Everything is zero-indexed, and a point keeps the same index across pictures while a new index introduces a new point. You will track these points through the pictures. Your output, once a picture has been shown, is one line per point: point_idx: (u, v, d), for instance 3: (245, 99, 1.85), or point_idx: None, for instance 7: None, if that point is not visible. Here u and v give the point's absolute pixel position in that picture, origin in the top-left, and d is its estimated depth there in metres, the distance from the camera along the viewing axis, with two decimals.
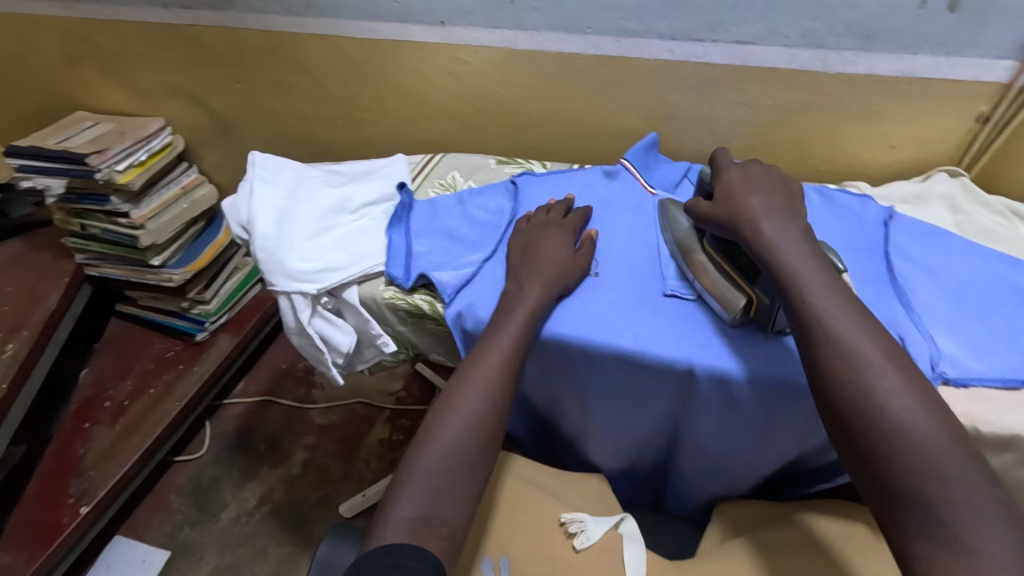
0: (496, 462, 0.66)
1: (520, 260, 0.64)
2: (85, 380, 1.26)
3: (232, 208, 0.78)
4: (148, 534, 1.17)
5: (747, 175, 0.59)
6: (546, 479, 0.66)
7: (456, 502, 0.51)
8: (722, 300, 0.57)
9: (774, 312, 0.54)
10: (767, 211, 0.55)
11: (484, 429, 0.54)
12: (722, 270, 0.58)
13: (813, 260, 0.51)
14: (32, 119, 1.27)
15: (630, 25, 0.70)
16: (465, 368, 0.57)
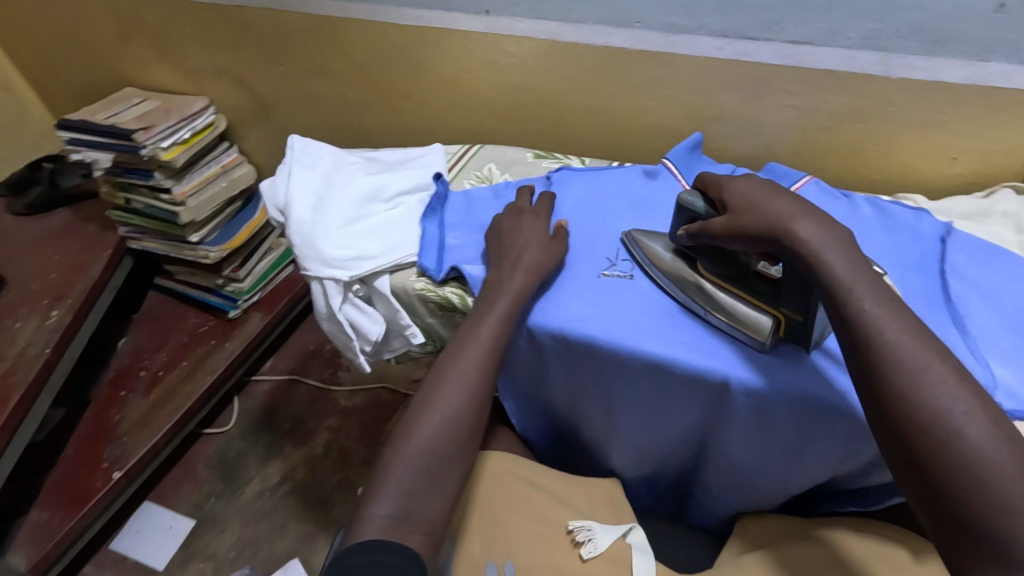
0: (499, 461, 0.65)
1: (496, 249, 0.65)
2: (123, 349, 1.30)
3: (270, 190, 0.79)
4: (175, 502, 1.21)
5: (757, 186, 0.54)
6: (552, 483, 0.65)
7: (433, 499, 0.53)
8: (745, 325, 0.55)
9: (807, 327, 0.53)
10: (798, 212, 0.50)
11: (462, 417, 0.56)
12: (733, 293, 0.56)
13: (866, 275, 0.47)
14: (84, 93, 1.31)
15: (680, 21, 0.68)
16: (438, 371, 0.58)
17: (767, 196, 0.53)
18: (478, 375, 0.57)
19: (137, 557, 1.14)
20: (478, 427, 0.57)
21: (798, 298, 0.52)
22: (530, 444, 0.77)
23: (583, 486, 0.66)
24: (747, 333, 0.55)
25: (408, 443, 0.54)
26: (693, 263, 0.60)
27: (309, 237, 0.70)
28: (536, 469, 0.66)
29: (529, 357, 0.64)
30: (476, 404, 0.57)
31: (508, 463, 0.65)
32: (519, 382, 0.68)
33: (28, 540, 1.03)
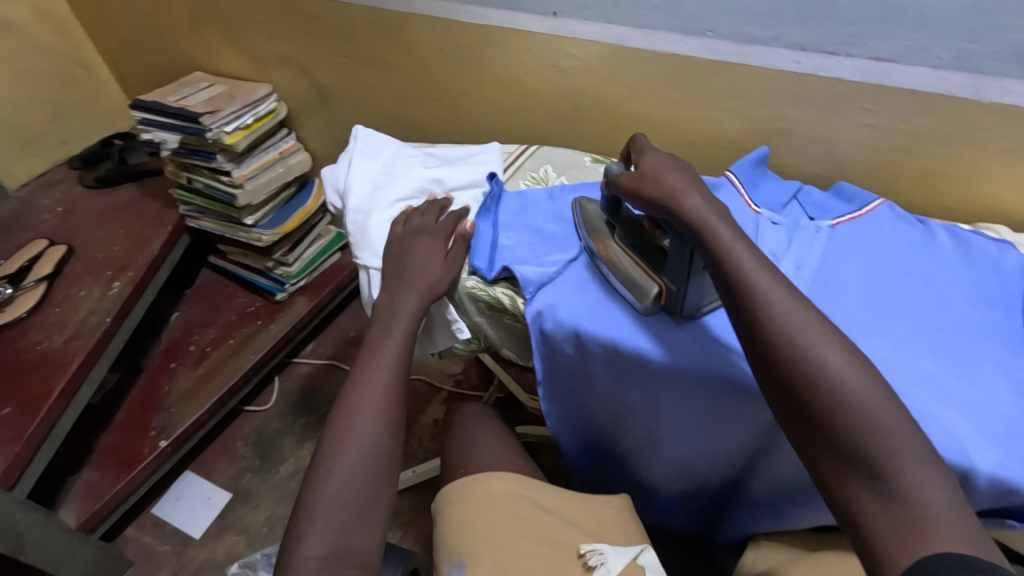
0: (498, 476, 0.65)
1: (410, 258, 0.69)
2: (174, 323, 1.35)
3: (332, 175, 0.84)
4: (214, 475, 1.25)
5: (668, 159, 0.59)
6: (559, 505, 0.65)
7: (369, 528, 0.54)
8: (634, 289, 0.59)
9: (681, 298, 0.57)
10: (687, 187, 0.55)
11: (379, 443, 0.58)
12: (633, 261, 0.61)
13: (744, 244, 0.51)
14: (157, 75, 1.36)
15: (755, 32, 0.66)
16: (348, 399, 0.61)
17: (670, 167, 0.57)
18: (384, 400, 0.61)
19: (175, 525, 1.19)
20: (395, 446, 0.59)
21: (676, 270, 0.56)
22: (567, 457, 0.75)
23: (584, 504, 0.66)
24: (633, 297, 0.59)
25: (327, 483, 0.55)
26: (612, 232, 0.64)
27: (361, 226, 0.76)
28: (536, 488, 0.66)
29: (574, 361, 0.63)
30: (391, 427, 0.60)
31: (511, 485, 0.65)
32: (561, 389, 0.67)
33: (79, 498, 1.08)
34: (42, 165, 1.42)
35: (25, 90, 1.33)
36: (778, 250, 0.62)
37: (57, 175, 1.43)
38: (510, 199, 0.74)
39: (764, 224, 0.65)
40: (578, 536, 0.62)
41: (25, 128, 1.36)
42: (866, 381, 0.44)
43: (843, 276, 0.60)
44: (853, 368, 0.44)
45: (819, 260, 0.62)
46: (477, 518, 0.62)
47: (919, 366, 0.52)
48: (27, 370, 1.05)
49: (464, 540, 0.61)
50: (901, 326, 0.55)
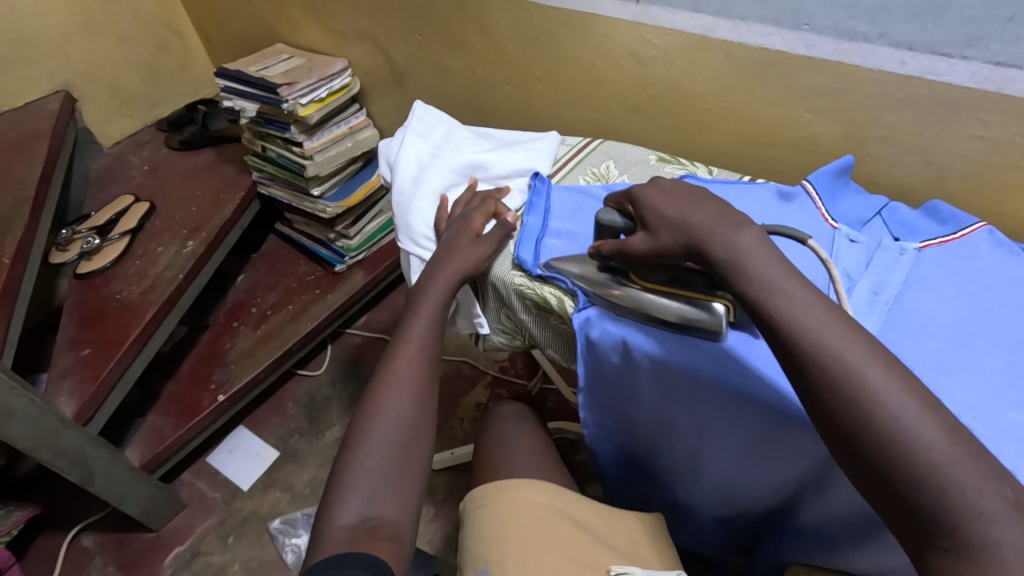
0: (534, 484, 0.65)
1: (446, 248, 0.69)
2: (240, 283, 1.42)
3: (386, 150, 0.85)
4: (265, 432, 1.31)
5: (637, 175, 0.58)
6: (596, 524, 0.64)
7: (399, 498, 0.55)
8: (700, 320, 0.54)
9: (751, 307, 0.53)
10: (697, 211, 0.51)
11: (411, 416, 0.60)
12: (678, 298, 0.56)
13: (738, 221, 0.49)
14: (242, 44, 1.42)
15: (858, 27, 0.61)
16: (386, 375, 0.63)
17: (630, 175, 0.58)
18: (413, 373, 0.62)
19: (226, 475, 1.25)
20: (424, 420, 0.61)
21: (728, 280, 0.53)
22: (601, 468, 0.73)
23: (618, 524, 0.64)
24: (710, 325, 0.54)
25: (357, 461, 0.57)
26: (626, 276, 0.59)
27: (405, 210, 0.77)
28: (572, 503, 0.65)
29: (621, 370, 0.61)
30: (422, 400, 0.61)
31: (546, 497, 0.64)
32: (603, 398, 0.65)
33: (143, 440, 1.15)
34: (134, 125, 1.52)
35: (124, 53, 1.41)
36: (853, 271, 0.58)
37: (146, 135, 1.52)
38: (557, 194, 0.73)
39: (841, 240, 0.60)
40: (609, 559, 0.60)
41: (122, 88, 1.45)
42: (895, 381, 0.40)
43: (926, 306, 0.54)
44: (878, 375, 0.40)
45: (901, 286, 0.56)
46: (512, 521, 0.62)
47: (1007, 418, 0.46)
48: (106, 316, 1.13)
49: (493, 546, 0.60)
50: (993, 370, 0.49)
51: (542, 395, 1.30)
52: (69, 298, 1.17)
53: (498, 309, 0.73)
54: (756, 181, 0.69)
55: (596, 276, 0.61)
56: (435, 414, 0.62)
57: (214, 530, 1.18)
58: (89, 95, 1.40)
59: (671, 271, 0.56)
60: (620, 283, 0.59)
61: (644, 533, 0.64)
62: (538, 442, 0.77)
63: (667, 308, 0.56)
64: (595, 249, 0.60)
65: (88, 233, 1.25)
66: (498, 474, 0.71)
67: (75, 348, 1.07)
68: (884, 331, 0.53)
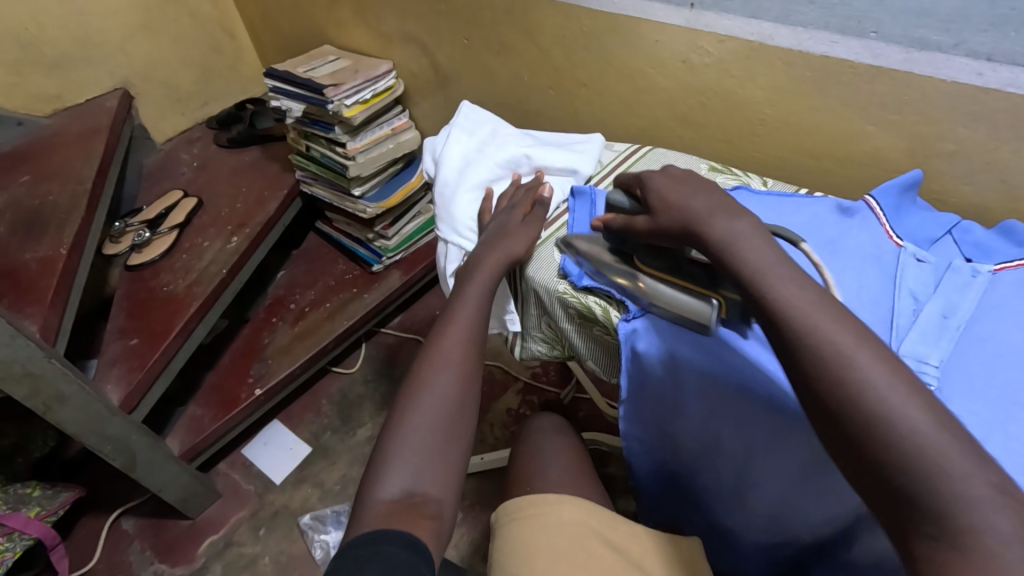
0: (565, 500, 0.64)
1: (486, 255, 0.68)
2: (280, 281, 1.44)
3: (432, 145, 0.85)
4: (298, 427, 1.33)
5: (669, 179, 0.56)
6: (631, 546, 0.61)
7: (440, 477, 0.55)
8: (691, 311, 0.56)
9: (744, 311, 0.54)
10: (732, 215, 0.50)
11: (455, 395, 0.60)
12: (673, 284, 0.58)
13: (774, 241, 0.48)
14: (291, 45, 1.44)
15: (930, 36, 0.58)
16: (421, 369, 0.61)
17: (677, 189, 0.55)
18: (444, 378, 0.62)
19: (260, 467, 1.28)
20: (469, 400, 0.60)
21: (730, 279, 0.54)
22: (640, 485, 0.71)
23: (651, 545, 0.62)
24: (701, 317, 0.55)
25: (401, 431, 0.57)
26: (630, 258, 0.62)
27: (448, 202, 0.77)
28: (606, 522, 0.63)
29: (665, 386, 0.60)
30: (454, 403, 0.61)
31: (580, 515, 0.63)
32: (645, 413, 0.63)
33: (183, 429, 1.18)
34: (186, 122, 1.56)
35: (179, 53, 1.46)
36: (921, 293, 0.55)
37: (196, 133, 1.57)
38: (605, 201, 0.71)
39: (907, 259, 0.57)
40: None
41: (176, 87, 1.50)
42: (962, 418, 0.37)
43: (1002, 334, 0.51)
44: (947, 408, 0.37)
45: (973, 311, 0.53)
46: (548, 534, 0.61)
47: None
48: (155, 306, 1.16)
49: (523, 562, 0.59)
50: None
51: (574, 404, 1.29)
52: (119, 289, 1.21)
53: (539, 316, 0.72)
54: (813, 196, 0.66)
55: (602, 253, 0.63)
56: (477, 400, 0.61)
57: (247, 521, 1.20)
58: (146, 93, 1.45)
59: (671, 259, 0.58)
60: (625, 263, 0.62)
61: (682, 559, 0.61)
62: (572, 456, 0.76)
63: (658, 291, 0.58)
64: (598, 224, 0.63)
65: (139, 226, 1.30)
66: (530, 487, 0.70)
67: (124, 337, 1.11)
68: (953, 360, 0.50)
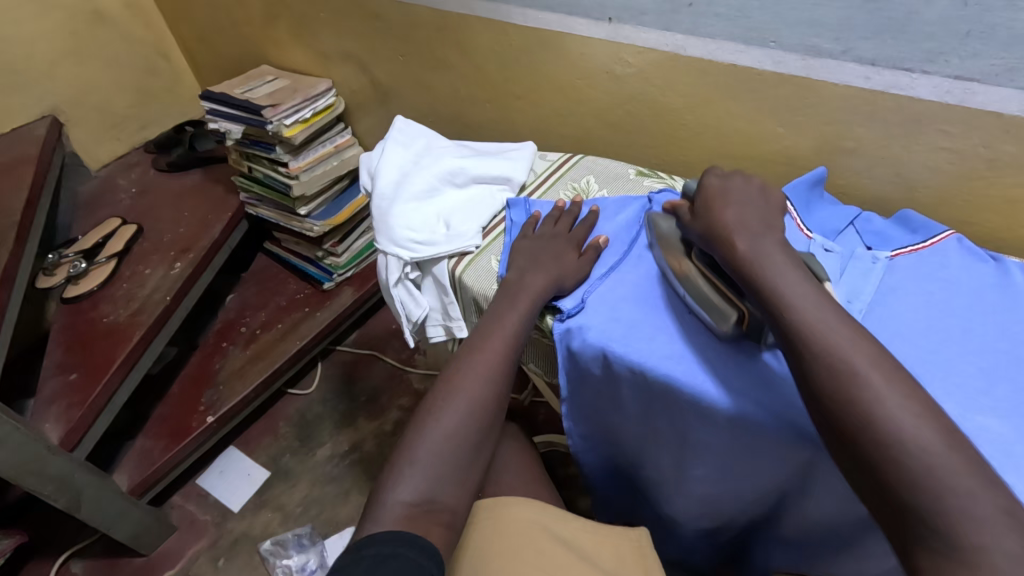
0: (510, 500, 0.66)
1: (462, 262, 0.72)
2: (231, 303, 1.42)
3: (367, 162, 0.85)
4: (256, 452, 1.31)
5: (731, 189, 0.58)
6: (582, 540, 0.64)
7: (455, 487, 0.56)
8: (715, 312, 0.54)
9: (764, 327, 0.52)
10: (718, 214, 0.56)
11: (485, 402, 0.60)
12: (712, 283, 0.56)
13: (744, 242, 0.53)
14: (229, 65, 1.43)
15: (821, 44, 0.62)
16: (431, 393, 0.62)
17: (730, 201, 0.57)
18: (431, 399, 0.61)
19: (217, 496, 1.25)
20: (497, 411, 0.61)
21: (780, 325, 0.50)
22: (589, 479, 0.75)
23: (606, 539, 0.64)
24: (717, 322, 0.54)
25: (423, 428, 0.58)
26: (688, 251, 0.60)
27: (385, 214, 0.76)
28: (557, 518, 0.65)
29: (602, 384, 0.62)
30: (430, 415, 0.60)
31: (533, 512, 0.65)
32: (585, 408, 0.66)
33: (133, 463, 1.15)
34: (122, 148, 1.52)
35: (111, 77, 1.42)
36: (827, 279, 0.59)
37: (134, 158, 1.52)
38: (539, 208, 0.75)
39: (815, 250, 0.62)
40: (585, 569, 0.59)
41: (110, 112, 1.46)
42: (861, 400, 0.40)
43: (898, 315, 0.55)
44: None
45: (874, 294, 0.57)
46: (504, 530, 0.63)
47: (976, 423, 0.46)
48: (95, 339, 1.13)
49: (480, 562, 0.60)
50: (962, 377, 0.50)
51: (533, 407, 1.31)
52: (56, 323, 1.17)
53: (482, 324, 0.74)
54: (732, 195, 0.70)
55: (670, 237, 0.62)
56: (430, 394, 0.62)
57: (205, 553, 1.17)
58: (77, 119, 1.40)
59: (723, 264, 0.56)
60: (682, 250, 0.60)
61: (631, 551, 0.62)
62: (524, 461, 0.78)
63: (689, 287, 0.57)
64: (670, 206, 0.63)
65: (75, 257, 1.26)
66: (483, 491, 0.72)
67: (63, 374, 1.07)
68: None
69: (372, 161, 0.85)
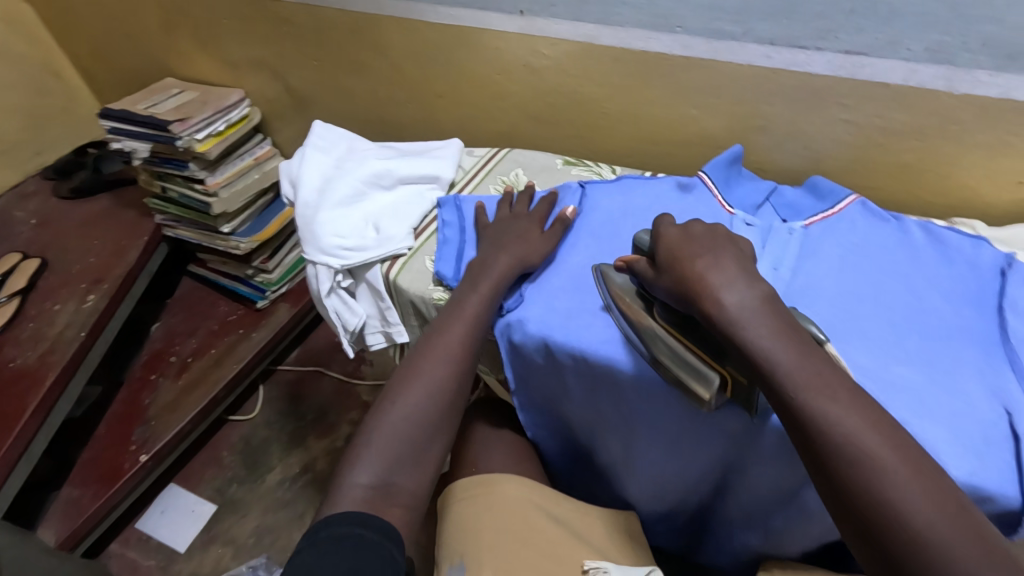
0: (500, 480, 0.64)
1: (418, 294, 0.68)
2: (156, 333, 1.33)
3: (287, 170, 0.81)
4: (199, 486, 1.24)
5: (688, 235, 0.53)
6: (574, 519, 0.63)
7: (410, 468, 0.55)
8: (696, 377, 0.50)
9: (753, 393, 0.48)
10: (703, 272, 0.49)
11: (445, 390, 0.58)
12: (682, 344, 0.51)
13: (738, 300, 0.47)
14: (129, 80, 1.33)
15: (725, 27, 0.65)
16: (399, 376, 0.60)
17: (700, 250, 0.51)
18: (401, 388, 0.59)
19: (160, 538, 1.17)
20: (457, 396, 0.59)
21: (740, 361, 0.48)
22: (549, 468, 0.75)
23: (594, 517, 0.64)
24: (696, 387, 0.49)
25: (385, 406, 0.58)
26: (649, 306, 0.55)
27: (311, 221, 0.73)
28: (549, 497, 0.64)
29: (546, 375, 0.62)
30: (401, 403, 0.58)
31: (524, 491, 0.63)
32: (535, 398, 0.66)
33: (60, 515, 1.06)
34: (15, 176, 1.39)
35: None
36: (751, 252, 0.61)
37: (31, 188, 1.38)
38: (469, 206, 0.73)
39: (738, 225, 0.64)
40: (585, 553, 0.59)
41: None
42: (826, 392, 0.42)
43: (816, 279, 0.58)
44: None
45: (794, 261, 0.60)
46: (495, 516, 0.62)
47: (892, 373, 0.50)
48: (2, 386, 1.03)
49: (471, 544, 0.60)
50: (875, 331, 0.53)
51: None
52: None
53: (421, 326, 0.72)
54: (657, 176, 0.72)
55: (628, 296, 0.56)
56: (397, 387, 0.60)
57: None
58: None
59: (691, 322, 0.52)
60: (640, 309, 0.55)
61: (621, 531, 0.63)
62: None
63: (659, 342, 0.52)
64: (623, 263, 0.57)
65: None
66: None
67: None
68: None
69: (291, 168, 0.82)
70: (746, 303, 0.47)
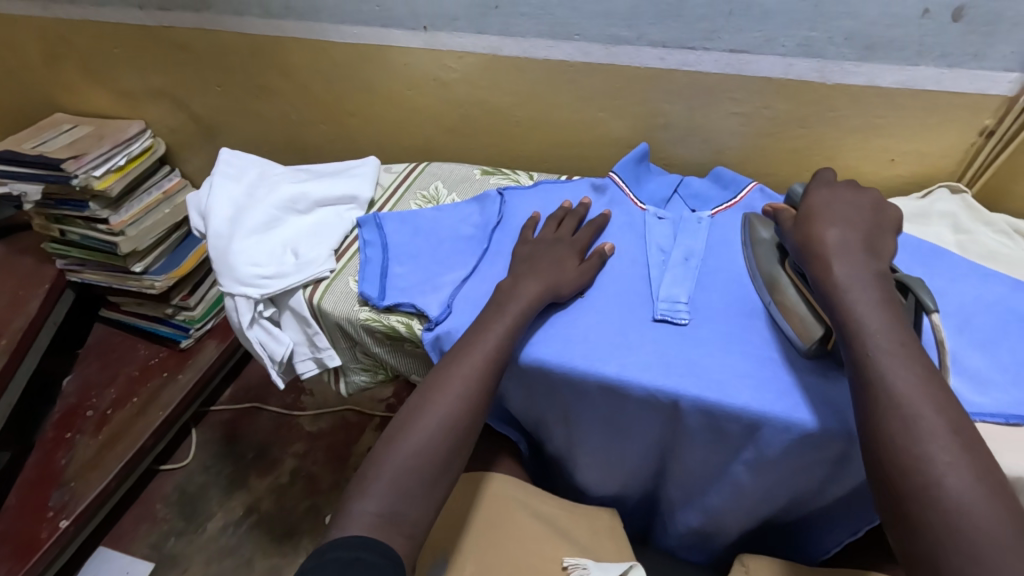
0: (480, 485, 0.66)
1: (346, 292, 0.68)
2: (68, 387, 1.23)
3: (196, 202, 0.78)
4: (132, 545, 1.15)
5: (839, 198, 0.56)
6: (559, 516, 0.66)
7: (422, 499, 0.51)
8: (802, 325, 0.53)
9: None
10: (830, 221, 0.53)
11: (459, 422, 0.53)
12: (805, 296, 0.54)
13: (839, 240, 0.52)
14: (10, 117, 1.23)
15: (620, 32, 0.68)
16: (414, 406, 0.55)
17: (837, 218, 0.54)
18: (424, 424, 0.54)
19: None
20: (477, 424, 0.54)
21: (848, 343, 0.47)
22: None
23: (580, 512, 0.67)
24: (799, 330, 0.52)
25: (400, 439, 0.53)
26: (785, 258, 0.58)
27: (225, 252, 0.70)
28: (537, 496, 0.66)
29: None
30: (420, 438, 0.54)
31: (508, 489, 0.66)
32: None
33: None
34: None
35: None
36: (665, 244, 0.65)
37: None
38: (392, 223, 0.72)
39: (651, 220, 0.67)
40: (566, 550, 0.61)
41: None
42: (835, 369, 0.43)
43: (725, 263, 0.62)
44: None
45: (705, 248, 0.64)
46: (466, 516, 0.64)
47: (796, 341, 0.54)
48: None
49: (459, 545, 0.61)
50: None
51: None
52: None
53: (352, 347, 0.71)
54: (570, 179, 0.75)
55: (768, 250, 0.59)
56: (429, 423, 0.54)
57: None
58: None
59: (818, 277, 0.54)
60: (775, 258, 0.58)
61: (605, 526, 0.66)
62: None
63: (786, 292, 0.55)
64: (772, 209, 0.60)
65: None
66: None
67: None
68: (697, 294, 0.59)
69: (200, 200, 0.78)
70: (855, 246, 0.51)
